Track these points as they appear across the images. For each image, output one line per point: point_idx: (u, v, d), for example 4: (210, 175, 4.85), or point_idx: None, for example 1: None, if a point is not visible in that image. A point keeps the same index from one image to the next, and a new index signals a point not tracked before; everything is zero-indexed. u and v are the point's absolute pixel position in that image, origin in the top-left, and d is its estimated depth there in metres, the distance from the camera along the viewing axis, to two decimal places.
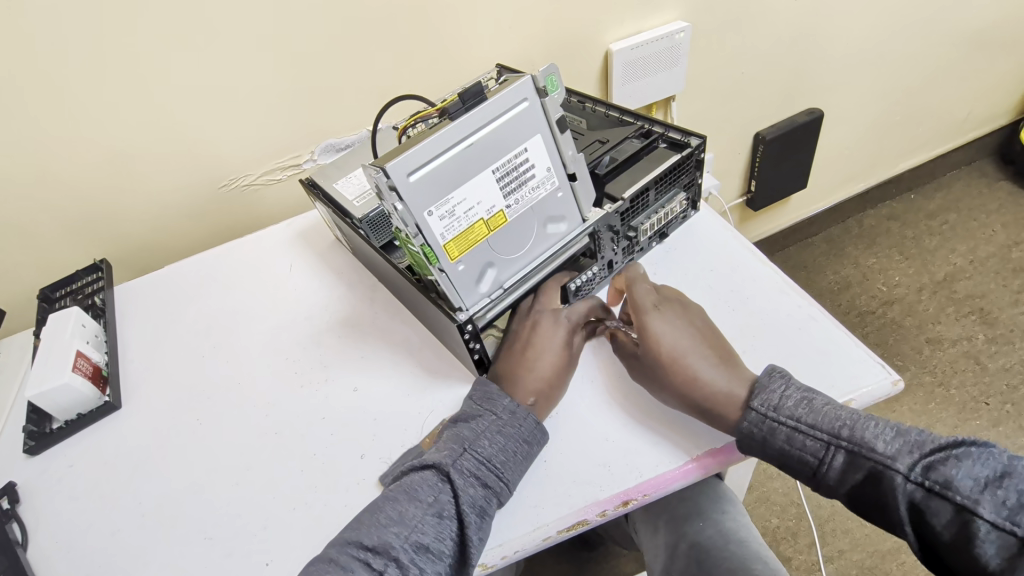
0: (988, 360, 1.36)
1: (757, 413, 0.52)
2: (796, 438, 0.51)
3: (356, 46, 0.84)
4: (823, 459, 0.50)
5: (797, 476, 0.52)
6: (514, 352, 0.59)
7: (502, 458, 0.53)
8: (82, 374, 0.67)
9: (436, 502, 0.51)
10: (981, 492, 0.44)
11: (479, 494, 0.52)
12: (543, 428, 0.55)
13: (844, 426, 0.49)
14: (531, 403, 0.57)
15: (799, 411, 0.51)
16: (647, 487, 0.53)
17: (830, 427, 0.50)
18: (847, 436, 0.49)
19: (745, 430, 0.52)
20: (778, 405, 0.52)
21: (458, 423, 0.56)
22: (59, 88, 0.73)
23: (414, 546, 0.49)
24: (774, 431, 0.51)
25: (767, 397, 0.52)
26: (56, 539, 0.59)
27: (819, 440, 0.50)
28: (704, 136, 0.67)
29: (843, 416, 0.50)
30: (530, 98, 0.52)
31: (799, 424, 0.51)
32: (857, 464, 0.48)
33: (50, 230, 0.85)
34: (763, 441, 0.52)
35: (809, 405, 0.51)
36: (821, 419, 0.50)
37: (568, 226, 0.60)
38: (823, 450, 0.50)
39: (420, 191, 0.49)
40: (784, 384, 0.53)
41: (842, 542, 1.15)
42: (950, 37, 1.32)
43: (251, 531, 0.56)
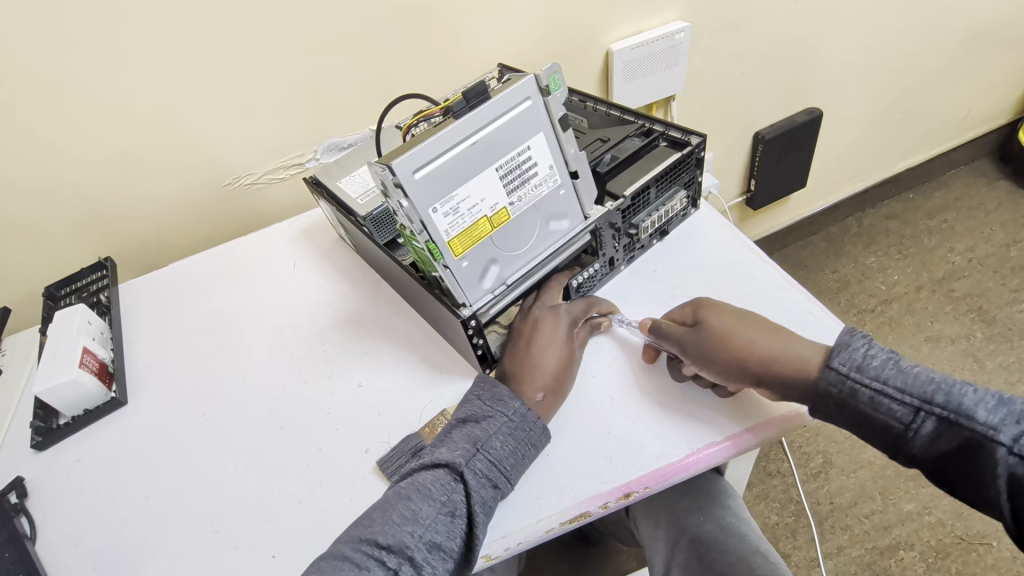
0: (986, 359, 1.37)
1: (837, 372, 0.52)
2: (882, 401, 0.50)
3: (359, 46, 0.85)
4: (910, 424, 0.49)
5: (871, 440, 0.52)
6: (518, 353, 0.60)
7: (512, 460, 0.54)
8: (89, 371, 0.68)
9: (448, 502, 0.52)
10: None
11: (489, 494, 0.53)
12: (547, 432, 0.56)
13: (938, 391, 0.49)
14: (538, 397, 0.57)
15: (886, 373, 0.51)
16: (648, 480, 0.53)
17: (923, 391, 0.49)
18: (942, 402, 0.48)
19: (822, 390, 0.52)
20: (863, 365, 0.51)
21: (469, 423, 0.56)
22: (66, 87, 0.74)
23: (428, 545, 0.50)
24: (856, 392, 0.51)
25: (849, 357, 0.52)
26: (63, 534, 0.60)
27: (908, 405, 0.49)
28: (704, 135, 0.68)
29: (937, 381, 0.49)
30: (533, 97, 0.53)
31: (886, 386, 0.50)
32: (947, 430, 0.48)
33: (56, 229, 0.86)
34: (843, 402, 0.52)
35: (896, 368, 0.51)
36: (914, 383, 0.50)
37: (570, 223, 0.61)
38: (910, 415, 0.49)
39: (425, 189, 0.49)
40: (868, 344, 0.53)
41: (841, 539, 1.16)
42: (948, 37, 1.33)
43: (257, 523, 0.57)
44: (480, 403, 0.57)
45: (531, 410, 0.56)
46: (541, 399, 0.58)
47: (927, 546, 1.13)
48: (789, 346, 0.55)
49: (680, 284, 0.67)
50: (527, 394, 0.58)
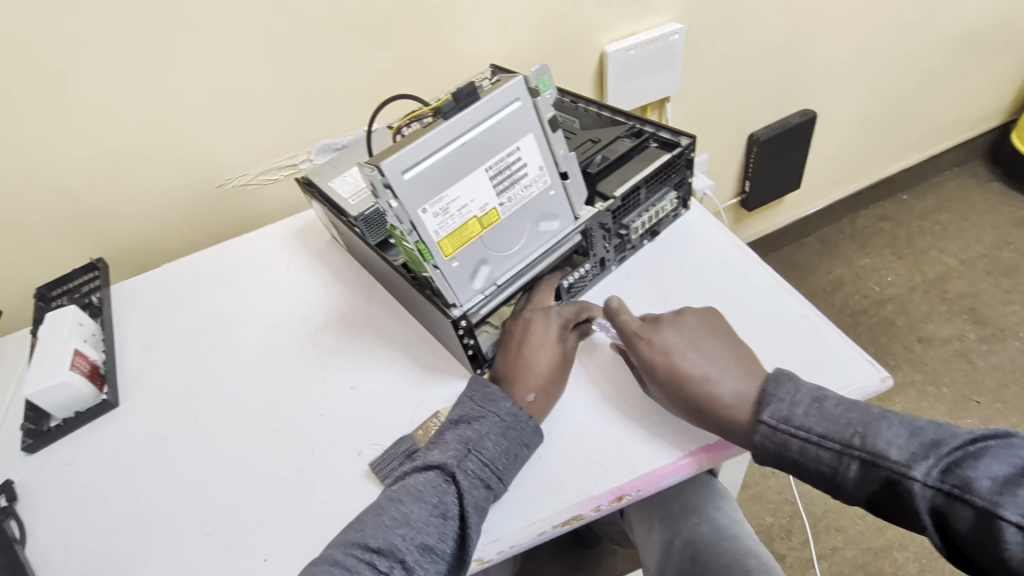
0: (979, 359, 1.37)
1: (767, 425, 0.52)
2: (809, 449, 0.50)
3: (352, 47, 0.85)
4: (838, 469, 0.50)
5: (813, 484, 0.52)
6: (507, 355, 0.61)
7: (505, 461, 0.54)
8: (80, 373, 0.68)
9: (440, 504, 0.52)
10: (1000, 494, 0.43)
11: (481, 495, 0.53)
12: (541, 433, 0.56)
13: (855, 433, 0.49)
14: (530, 398, 0.57)
15: (809, 420, 0.51)
16: (641, 482, 0.54)
17: (842, 435, 0.49)
18: (860, 444, 0.49)
19: (756, 445, 0.52)
20: (788, 415, 0.51)
21: (461, 424, 0.56)
22: (57, 88, 0.74)
23: (420, 547, 0.50)
24: (786, 443, 0.51)
25: (776, 409, 0.52)
26: (54, 537, 0.60)
27: (831, 449, 0.50)
28: (694, 136, 0.68)
29: (853, 420, 0.50)
30: (522, 98, 0.53)
31: (809, 434, 0.50)
32: (870, 471, 0.48)
33: (48, 230, 0.86)
34: (777, 454, 0.52)
35: (817, 412, 0.51)
36: (834, 427, 0.50)
37: (560, 224, 0.61)
38: (836, 460, 0.49)
39: (415, 189, 0.50)
40: (792, 388, 0.53)
41: (835, 540, 1.16)
42: (940, 39, 1.34)
43: (248, 527, 0.57)
44: (472, 404, 0.57)
45: (524, 410, 0.56)
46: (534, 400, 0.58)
47: (920, 546, 1.13)
48: (738, 377, 0.55)
49: (672, 284, 0.67)
50: (518, 395, 0.58)
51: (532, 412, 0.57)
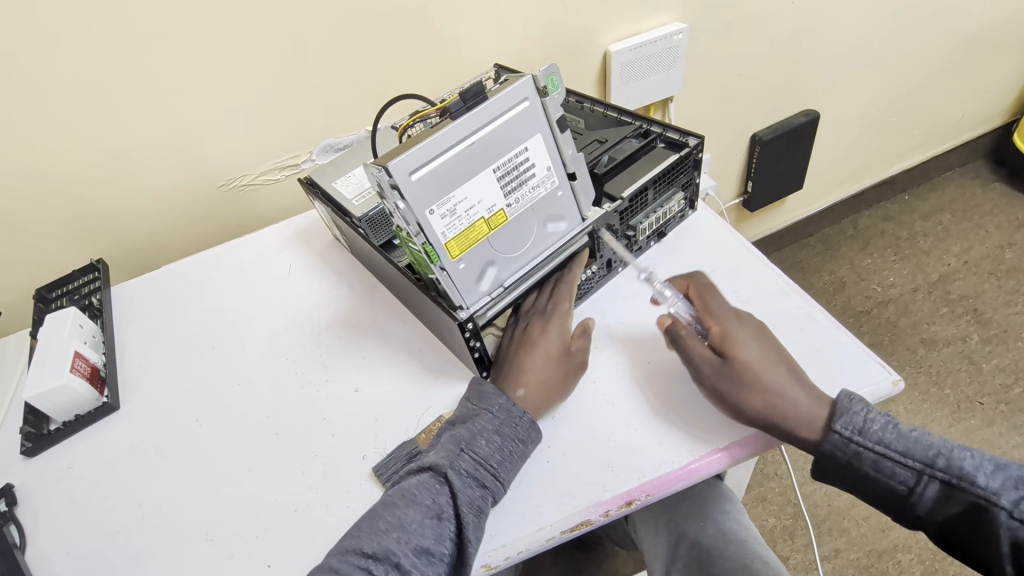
0: (982, 360, 1.37)
1: (840, 435, 0.52)
2: (885, 464, 0.51)
3: (355, 46, 0.84)
4: (913, 487, 0.51)
5: (874, 498, 0.53)
6: (506, 350, 0.61)
7: (498, 458, 0.53)
8: (80, 376, 0.67)
9: (434, 504, 0.51)
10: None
11: (476, 494, 0.52)
12: (537, 427, 0.56)
13: (939, 455, 0.50)
14: (520, 393, 0.57)
15: (887, 437, 0.51)
16: (650, 487, 0.53)
17: (926, 455, 0.50)
18: (942, 466, 0.50)
19: (825, 452, 0.52)
20: (864, 428, 0.52)
21: (453, 424, 0.56)
22: (57, 87, 0.73)
23: (416, 550, 0.50)
24: (859, 455, 0.51)
25: (851, 420, 0.52)
26: (54, 542, 0.59)
27: (911, 468, 0.51)
28: (702, 136, 0.67)
29: (936, 444, 0.51)
30: (531, 97, 0.52)
31: (889, 450, 0.51)
32: (951, 493, 0.50)
33: (47, 231, 0.85)
34: (847, 464, 0.52)
35: (897, 431, 0.51)
36: (915, 448, 0.51)
37: (568, 225, 0.61)
38: (913, 479, 0.50)
39: (422, 190, 0.49)
40: (866, 406, 0.53)
41: (839, 541, 1.16)
42: (944, 39, 1.33)
43: (252, 532, 0.56)
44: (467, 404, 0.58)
45: (516, 407, 0.56)
46: (524, 396, 0.57)
47: (924, 548, 1.13)
48: (805, 391, 0.53)
49: None
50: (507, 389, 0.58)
51: (523, 408, 0.56)
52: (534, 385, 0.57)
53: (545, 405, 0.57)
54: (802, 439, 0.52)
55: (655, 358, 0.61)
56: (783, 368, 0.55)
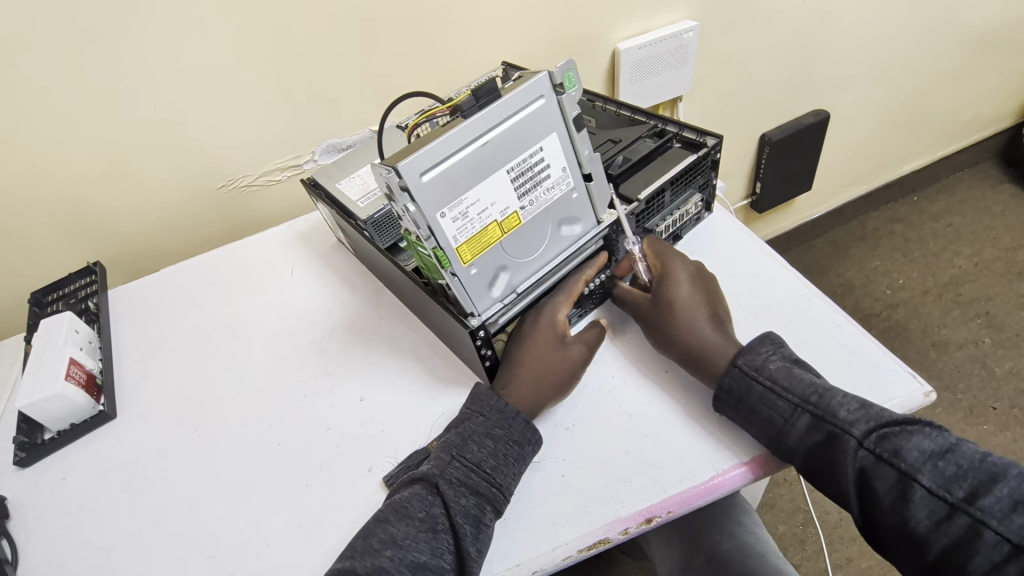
0: (995, 364, 1.35)
1: (738, 369, 0.53)
2: (769, 397, 0.51)
3: (359, 43, 0.82)
4: (788, 420, 0.50)
5: (754, 434, 0.52)
6: (507, 348, 0.59)
7: (493, 463, 0.51)
8: (75, 383, 0.65)
9: (428, 517, 0.49)
10: (924, 463, 0.45)
11: (471, 503, 0.50)
12: (534, 428, 0.54)
13: (814, 392, 0.50)
14: (510, 390, 0.56)
15: (778, 374, 0.52)
16: (671, 503, 0.50)
17: (802, 391, 0.50)
18: (816, 401, 0.49)
19: (725, 386, 0.53)
20: (760, 365, 0.52)
21: (446, 431, 0.55)
22: (52, 86, 0.71)
23: (411, 566, 0.47)
24: (749, 388, 0.52)
25: (751, 358, 0.53)
26: (47, 557, 0.57)
27: (789, 402, 0.50)
28: (720, 136, 0.65)
29: (816, 383, 0.50)
30: (546, 95, 0.50)
31: (775, 385, 0.51)
32: (818, 427, 0.49)
33: (44, 234, 0.83)
34: (739, 399, 0.52)
35: (788, 371, 0.52)
36: (796, 383, 0.51)
37: (583, 228, 0.58)
38: (790, 411, 0.50)
39: (433, 192, 0.46)
40: (771, 349, 0.54)
41: (850, 549, 1.13)
42: (957, 38, 1.31)
43: (253, 549, 0.54)
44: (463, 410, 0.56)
45: (509, 406, 0.54)
46: (514, 393, 0.56)
47: None
48: (722, 333, 0.56)
49: None
50: (513, 399, 0.56)
51: (516, 407, 0.55)
52: (525, 383, 0.56)
53: (536, 402, 0.56)
54: (705, 370, 0.55)
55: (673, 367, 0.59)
56: (707, 308, 0.57)
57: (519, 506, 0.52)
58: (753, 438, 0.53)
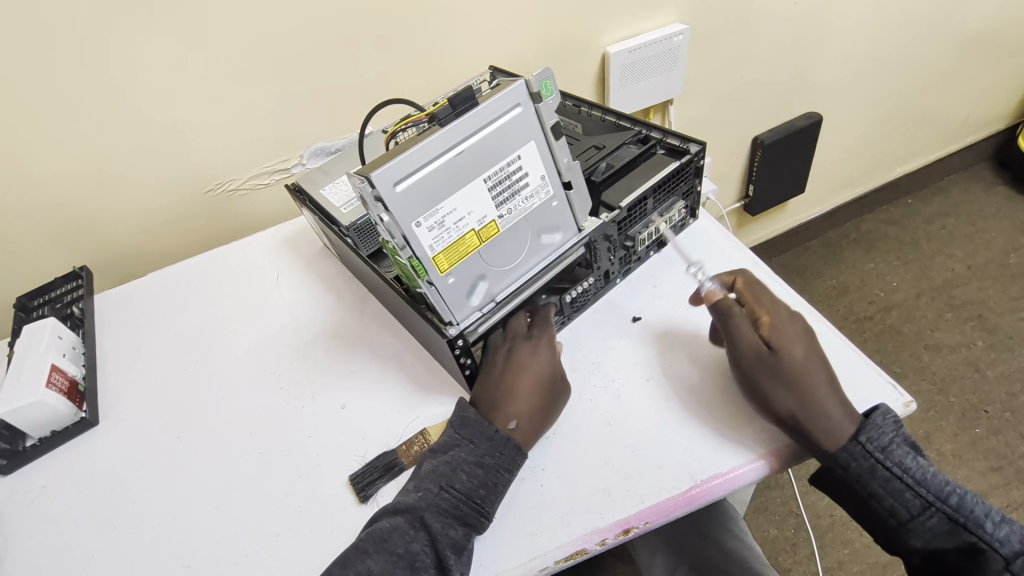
0: (987, 367, 1.34)
1: (863, 448, 0.49)
2: (898, 488, 0.49)
3: (346, 47, 0.82)
4: (918, 516, 0.48)
5: (871, 518, 0.50)
6: (498, 379, 0.56)
7: (481, 492, 0.50)
8: (57, 390, 0.65)
9: (408, 552, 0.48)
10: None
11: (456, 535, 0.49)
12: (523, 454, 0.52)
13: (953, 494, 0.48)
14: (512, 425, 0.53)
15: (910, 463, 0.49)
16: (648, 514, 0.50)
17: (939, 490, 0.48)
18: (953, 504, 0.48)
19: (843, 463, 0.49)
20: (889, 449, 0.49)
21: (433, 458, 0.53)
22: (35, 91, 0.71)
23: None
24: (876, 472, 0.49)
25: (877, 437, 0.49)
26: (25, 565, 0.56)
27: (920, 498, 0.48)
28: (704, 143, 0.65)
29: (953, 484, 0.49)
30: (524, 103, 0.50)
31: (906, 475, 0.48)
32: (951, 531, 0.48)
33: (30, 238, 0.83)
34: (859, 480, 0.49)
35: (920, 462, 0.49)
36: (933, 480, 0.48)
37: (563, 236, 0.58)
38: (921, 508, 0.48)
39: (408, 201, 0.46)
40: (899, 429, 0.50)
41: (841, 553, 1.13)
42: (949, 40, 1.31)
43: (231, 558, 0.54)
44: (450, 433, 0.55)
45: (502, 434, 0.53)
46: (516, 428, 0.53)
47: None
48: (841, 405, 0.50)
49: (681, 300, 0.64)
50: (518, 433, 0.53)
51: (515, 439, 0.53)
52: (526, 416, 0.54)
53: (536, 435, 0.54)
54: (818, 442, 0.49)
55: (656, 376, 0.59)
56: (827, 376, 0.52)
57: (500, 522, 0.51)
58: (866, 519, 0.51)
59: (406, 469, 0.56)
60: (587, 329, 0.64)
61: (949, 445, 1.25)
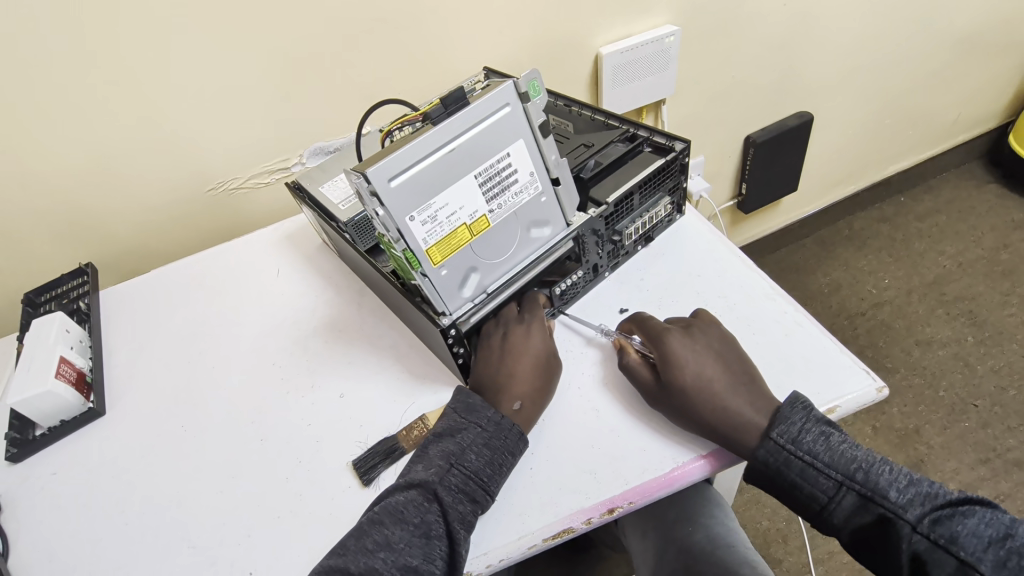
0: (977, 362, 1.37)
1: (774, 443, 0.51)
2: (809, 473, 0.50)
3: (345, 49, 0.84)
4: (833, 497, 0.50)
5: (797, 506, 0.52)
6: (498, 365, 0.58)
7: (489, 472, 0.53)
8: (65, 381, 0.67)
9: (422, 523, 0.50)
10: (982, 552, 0.45)
11: (466, 510, 0.51)
12: (526, 440, 0.55)
13: (859, 469, 0.49)
14: (517, 407, 0.56)
15: (818, 447, 0.50)
16: (633, 494, 0.52)
17: (846, 468, 0.49)
18: (861, 479, 0.49)
19: (760, 460, 0.51)
20: (797, 438, 0.51)
21: (443, 438, 0.55)
22: (45, 92, 0.73)
23: (403, 569, 0.48)
24: (789, 462, 0.51)
25: (786, 429, 0.51)
26: (36, 548, 0.59)
27: (832, 478, 0.50)
28: (688, 141, 0.67)
29: (859, 457, 0.50)
30: (512, 103, 0.52)
31: (815, 461, 0.50)
32: (865, 507, 0.48)
33: (38, 235, 0.85)
34: (776, 471, 0.51)
35: (827, 442, 0.50)
36: (840, 459, 0.50)
37: (552, 230, 0.61)
38: (834, 489, 0.49)
39: (402, 196, 0.49)
40: (806, 415, 0.52)
41: (832, 544, 1.15)
42: (938, 41, 1.33)
43: (234, 539, 0.56)
44: (455, 415, 0.57)
45: (508, 418, 0.55)
46: (521, 409, 0.56)
47: None
48: (743, 401, 0.53)
49: (666, 292, 0.67)
50: (518, 416, 0.56)
51: (522, 420, 0.56)
52: (529, 398, 0.57)
53: (539, 414, 0.58)
54: (736, 444, 0.52)
55: None
56: (724, 377, 0.55)
57: (500, 502, 0.54)
58: (794, 507, 0.53)
59: (406, 453, 0.59)
60: (577, 321, 0.66)
61: (939, 438, 1.27)
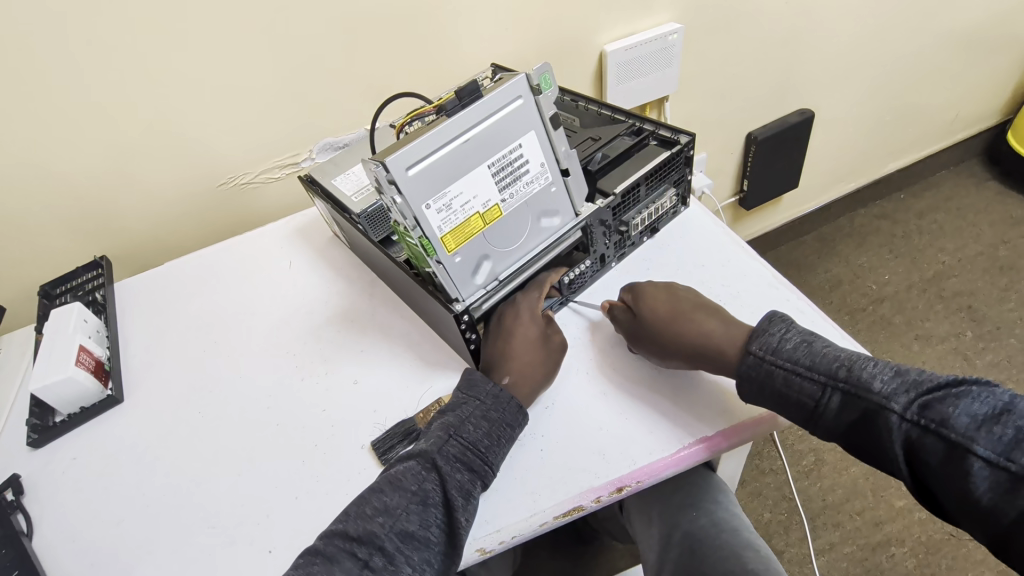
0: (976, 357, 1.38)
1: (755, 356, 0.54)
2: (794, 379, 0.52)
3: (355, 47, 0.86)
4: (820, 400, 0.51)
5: (790, 417, 0.53)
6: (492, 344, 0.61)
7: (487, 443, 0.54)
8: (85, 369, 0.69)
9: (420, 490, 0.52)
10: (976, 430, 0.44)
11: (464, 478, 0.53)
12: (524, 412, 0.57)
13: (841, 366, 0.50)
14: (506, 380, 0.59)
15: (798, 353, 0.53)
16: (641, 474, 0.54)
17: (828, 367, 0.51)
18: (844, 376, 0.50)
19: (744, 373, 0.54)
20: (776, 348, 0.54)
21: (445, 412, 0.57)
22: (65, 88, 0.75)
23: (400, 534, 0.50)
24: (771, 373, 0.53)
25: (766, 341, 0.54)
26: (59, 531, 0.60)
27: (816, 381, 0.51)
28: (693, 134, 0.69)
29: (841, 358, 0.51)
30: (524, 96, 0.54)
31: (797, 366, 0.52)
32: (853, 403, 0.49)
33: (53, 229, 0.87)
34: (762, 384, 0.53)
35: (808, 347, 0.53)
36: (821, 360, 0.51)
37: (561, 220, 0.62)
38: (819, 391, 0.51)
39: (419, 185, 0.50)
40: (785, 329, 0.55)
41: (833, 535, 1.17)
42: (938, 39, 1.35)
43: (254, 520, 0.58)
44: (458, 394, 0.59)
45: (504, 391, 0.57)
46: (512, 383, 0.58)
47: (917, 542, 1.14)
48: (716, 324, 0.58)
49: (671, 281, 0.68)
50: (510, 388, 0.58)
51: (512, 393, 0.57)
52: (521, 372, 0.59)
53: (531, 391, 0.59)
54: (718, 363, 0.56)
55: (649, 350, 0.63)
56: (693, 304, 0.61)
57: (510, 481, 0.55)
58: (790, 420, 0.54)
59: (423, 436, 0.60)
60: (584, 312, 0.68)
61: None
